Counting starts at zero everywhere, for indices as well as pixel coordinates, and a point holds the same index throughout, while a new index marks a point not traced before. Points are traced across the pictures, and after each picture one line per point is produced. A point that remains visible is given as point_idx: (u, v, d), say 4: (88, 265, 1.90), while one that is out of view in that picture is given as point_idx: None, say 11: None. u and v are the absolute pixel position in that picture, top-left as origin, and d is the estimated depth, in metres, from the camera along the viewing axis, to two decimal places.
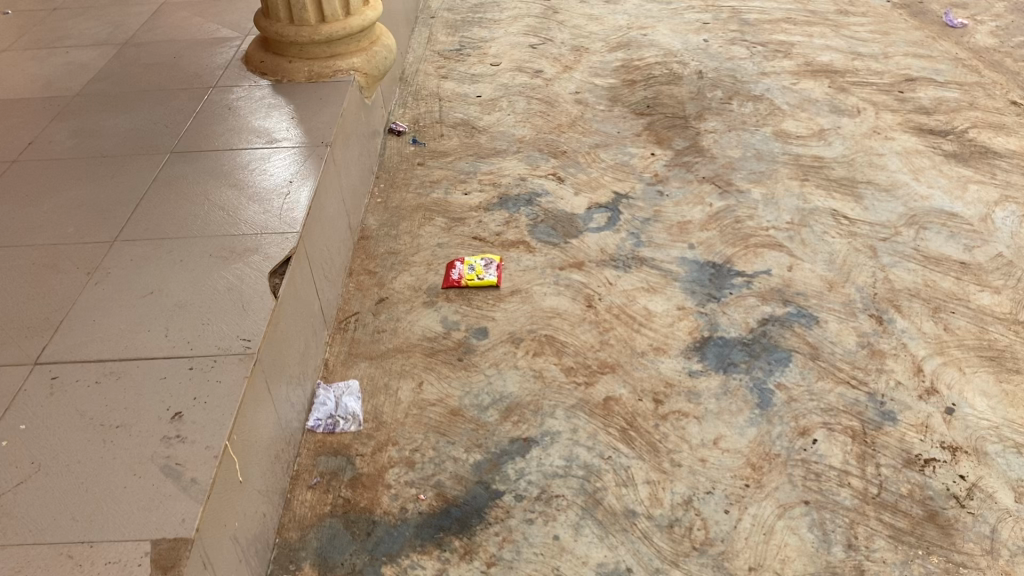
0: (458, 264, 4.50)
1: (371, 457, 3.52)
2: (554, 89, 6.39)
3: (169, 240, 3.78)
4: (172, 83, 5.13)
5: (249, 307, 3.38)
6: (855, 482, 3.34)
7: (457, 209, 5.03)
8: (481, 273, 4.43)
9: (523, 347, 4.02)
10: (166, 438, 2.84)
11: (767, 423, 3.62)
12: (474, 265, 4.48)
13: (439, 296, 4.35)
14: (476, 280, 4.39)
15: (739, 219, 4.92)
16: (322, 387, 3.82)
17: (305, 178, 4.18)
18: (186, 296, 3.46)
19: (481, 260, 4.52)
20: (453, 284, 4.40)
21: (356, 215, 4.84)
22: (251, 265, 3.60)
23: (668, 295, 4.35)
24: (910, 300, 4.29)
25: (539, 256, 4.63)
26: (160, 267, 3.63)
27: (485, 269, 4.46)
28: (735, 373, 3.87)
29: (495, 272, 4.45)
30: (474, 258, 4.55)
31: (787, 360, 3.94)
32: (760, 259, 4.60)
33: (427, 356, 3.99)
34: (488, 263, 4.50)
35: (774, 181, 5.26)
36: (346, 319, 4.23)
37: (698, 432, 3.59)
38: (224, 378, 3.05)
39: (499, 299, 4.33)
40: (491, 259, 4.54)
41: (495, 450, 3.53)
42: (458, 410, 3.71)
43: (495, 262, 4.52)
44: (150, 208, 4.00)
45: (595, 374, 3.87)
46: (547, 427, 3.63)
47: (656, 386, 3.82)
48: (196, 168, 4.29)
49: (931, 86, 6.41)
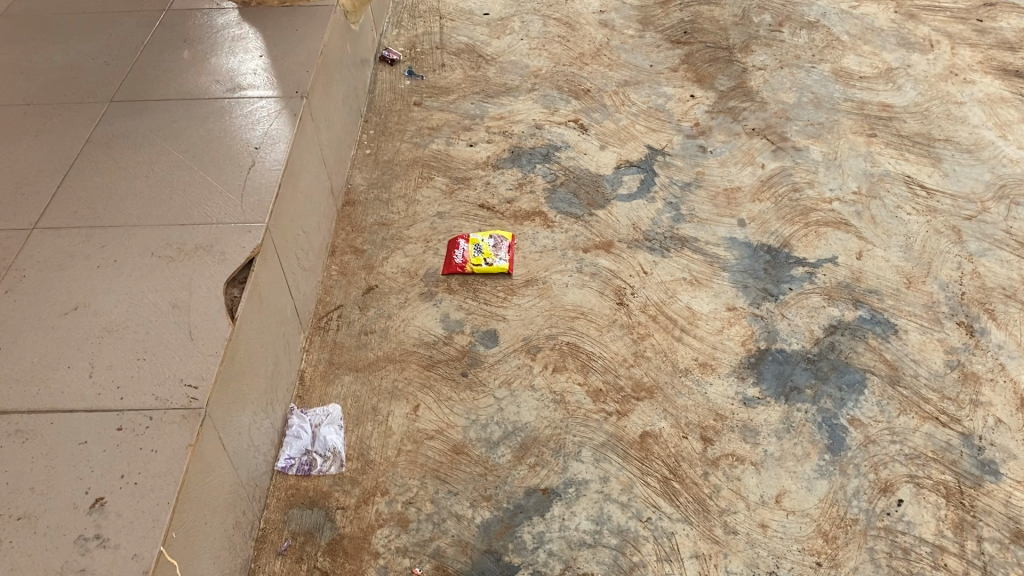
0: (460, 244, 3.74)
1: (354, 512, 2.86)
2: (574, 8, 5.44)
3: (102, 228, 3.00)
4: (116, 3, 4.21)
5: (198, 334, 2.64)
6: (953, 564, 2.72)
7: (461, 167, 4.23)
8: (488, 258, 3.67)
9: (541, 359, 3.32)
10: (81, 541, 2.16)
11: (840, 475, 2.95)
12: (480, 247, 3.72)
13: (439, 287, 3.61)
14: (481, 268, 3.64)
15: (797, 187, 4.14)
16: (295, 413, 3.10)
17: (276, 143, 3.35)
18: (119, 316, 2.71)
19: (488, 238, 3.76)
20: (455, 269, 3.66)
21: (340, 174, 4.02)
22: (201, 271, 2.84)
23: (715, 290, 3.62)
24: (1005, 304, 3.57)
25: (560, 232, 3.86)
26: (88, 269, 2.86)
27: (492, 252, 3.70)
28: (799, 403, 3.18)
29: (505, 256, 3.69)
30: (481, 235, 3.78)
31: (862, 385, 3.25)
32: (824, 242, 3.84)
33: (424, 369, 3.29)
34: (496, 243, 3.74)
35: (836, 137, 4.45)
36: (326, 315, 3.50)
37: (756, 485, 2.93)
38: (161, 448, 2.35)
39: (511, 291, 3.59)
40: (500, 237, 3.77)
41: (508, 507, 2.88)
42: (462, 447, 3.04)
43: (505, 241, 3.75)
44: (81, 181, 3.19)
45: (629, 401, 3.19)
46: (572, 474, 2.96)
47: (703, 418, 3.14)
48: (141, 123, 3.45)
49: (1015, 13, 5.46)
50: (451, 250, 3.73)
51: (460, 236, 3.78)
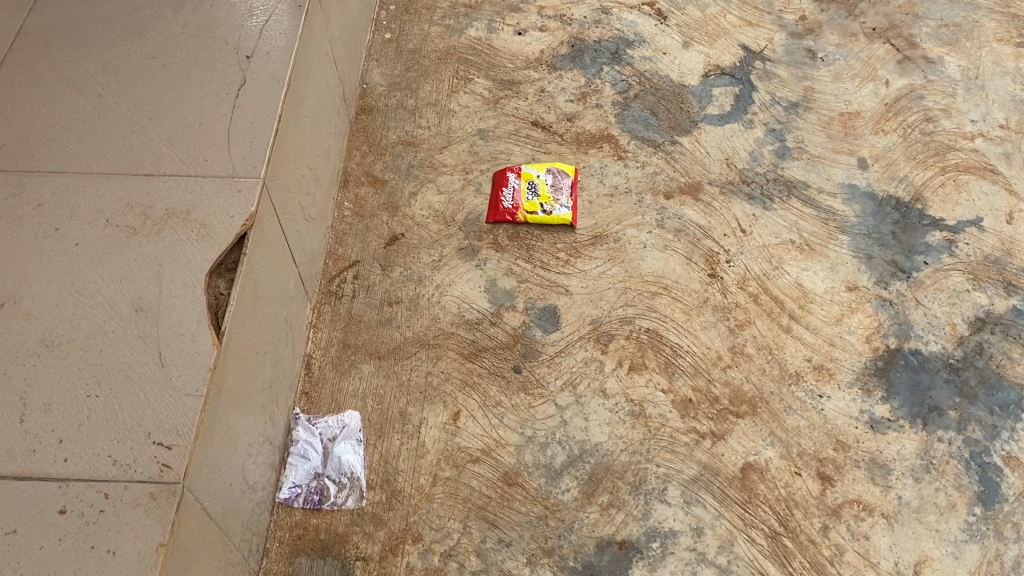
0: (510, 179, 2.96)
1: (379, 567, 2.22)
2: None
3: (38, 175, 2.18)
4: None
5: (170, 359, 1.89)
6: None
7: (508, 65, 3.34)
8: (545, 205, 2.90)
9: (614, 353, 2.62)
10: None
11: (995, 539, 2.33)
12: (535, 186, 2.94)
13: (483, 241, 2.85)
14: (536, 219, 2.88)
15: (930, 115, 3.29)
16: (301, 424, 2.41)
17: (273, 51, 2.46)
18: (61, 321, 1.95)
19: (546, 175, 2.97)
20: (504, 215, 2.89)
21: (354, 73, 3.13)
22: (175, 255, 2.06)
23: (831, 260, 2.86)
24: None
25: (635, 170, 3.06)
26: (19, 240, 2.07)
27: (550, 195, 2.93)
28: (941, 431, 2.51)
29: (568, 202, 2.92)
30: (537, 168, 2.99)
31: (1018, 407, 2.57)
32: (966, 196, 3.05)
33: (466, 360, 2.59)
34: (556, 184, 2.95)
35: (977, 45, 3.53)
36: (338, 274, 2.75)
37: (889, 549, 2.31)
38: (121, 549, 1.67)
39: (575, 252, 2.84)
40: (561, 173, 2.98)
41: (576, 567, 2.24)
42: (516, 476, 2.38)
43: (567, 180, 2.97)
44: (9, 97, 2.33)
45: (727, 419, 2.51)
46: (657, 522, 2.32)
47: (820, 446, 2.48)
48: (91, 7, 2.54)
49: None
50: (498, 187, 2.95)
51: (511, 167, 2.99)
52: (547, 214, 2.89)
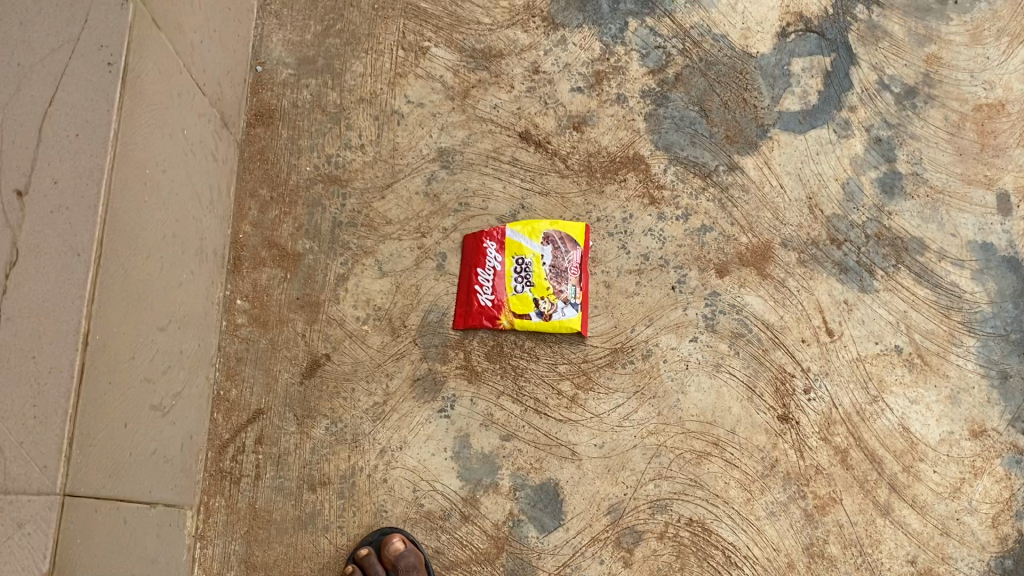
0: (488, 254, 1.95)
1: None
2: None
3: None
4: None
5: None
6: None
7: (480, 18, 2.13)
8: (542, 300, 1.93)
9: (642, 565, 1.84)
10: None
11: None
12: (527, 267, 1.95)
13: (449, 366, 1.91)
14: (529, 325, 1.92)
15: None
16: None
17: (65, 174, 1.35)
18: None
19: (542, 245, 1.96)
20: (478, 321, 1.92)
21: (235, 63, 1.95)
22: None
23: (952, 386, 1.99)
24: None
25: (674, 223, 2.05)
26: None
27: (551, 282, 1.94)
28: None
29: (576, 294, 1.94)
30: (528, 232, 1.97)
31: None
32: None
33: None
34: (558, 260, 1.95)
35: None
36: (234, 437, 1.84)
37: None
38: None
39: (585, 380, 1.92)
40: (565, 241, 1.97)
41: None
42: None
43: (576, 252, 1.96)
44: None
45: None
46: None
47: None
48: None
49: None
50: (470, 266, 1.95)
51: (490, 231, 1.96)
52: (545, 317, 1.92)
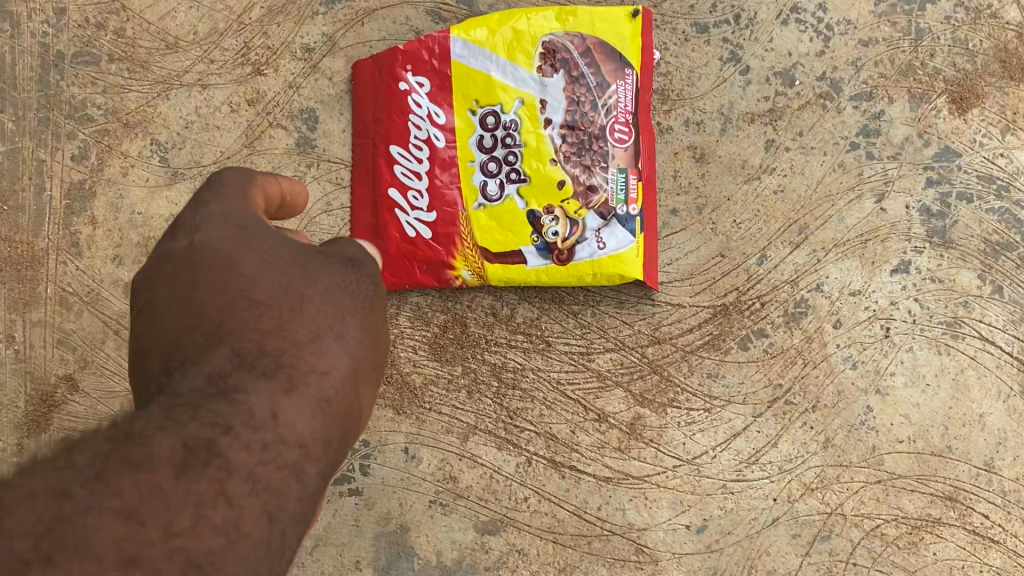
0: (412, 110, 0.82)
1: None
2: None
3: None
4: None
5: None
6: None
7: None
8: (547, 215, 0.81)
9: None
10: None
11: None
12: (506, 132, 0.81)
13: None
14: (519, 276, 0.82)
15: None
16: None
17: None
18: None
19: (542, 74, 0.80)
20: (414, 275, 0.83)
21: None
22: None
23: None
24: None
25: None
26: None
27: (564, 169, 0.80)
28: None
29: (628, 190, 0.80)
30: (506, 43, 0.81)
31: None
32: None
33: None
34: (582, 109, 0.80)
35: None
36: None
37: None
38: None
39: (661, 386, 0.86)
40: (599, 58, 0.80)
41: None
42: None
43: (625, 84, 0.80)
44: None
45: None
46: None
47: None
48: None
49: None
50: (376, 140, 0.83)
51: (411, 51, 0.82)
52: (556, 253, 0.81)
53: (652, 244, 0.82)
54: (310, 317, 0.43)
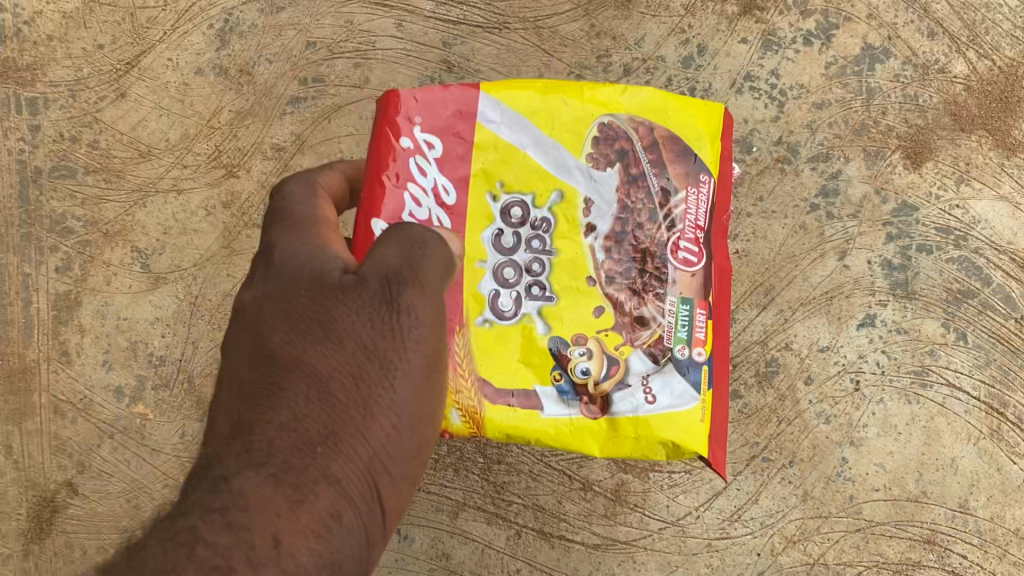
0: (415, 178, 0.59)
1: None
2: None
3: None
4: None
5: None
6: None
7: None
8: (576, 347, 0.60)
9: None
10: None
11: None
12: (535, 233, 0.60)
13: None
14: (520, 424, 0.59)
15: None
16: None
17: None
18: None
19: (592, 165, 0.60)
20: None
21: None
22: None
23: None
24: None
25: (800, 55, 0.90)
26: None
27: (609, 292, 0.60)
28: None
29: (693, 326, 0.60)
30: (544, 116, 0.61)
31: None
32: None
33: None
34: (638, 212, 0.61)
35: None
36: None
37: None
38: None
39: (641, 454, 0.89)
40: (667, 157, 0.61)
41: None
42: None
43: (698, 194, 0.61)
44: None
45: None
46: None
47: None
48: None
49: None
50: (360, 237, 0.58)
51: (404, 103, 0.60)
52: (586, 404, 0.59)
53: (720, 406, 0.60)
54: (345, 365, 0.41)
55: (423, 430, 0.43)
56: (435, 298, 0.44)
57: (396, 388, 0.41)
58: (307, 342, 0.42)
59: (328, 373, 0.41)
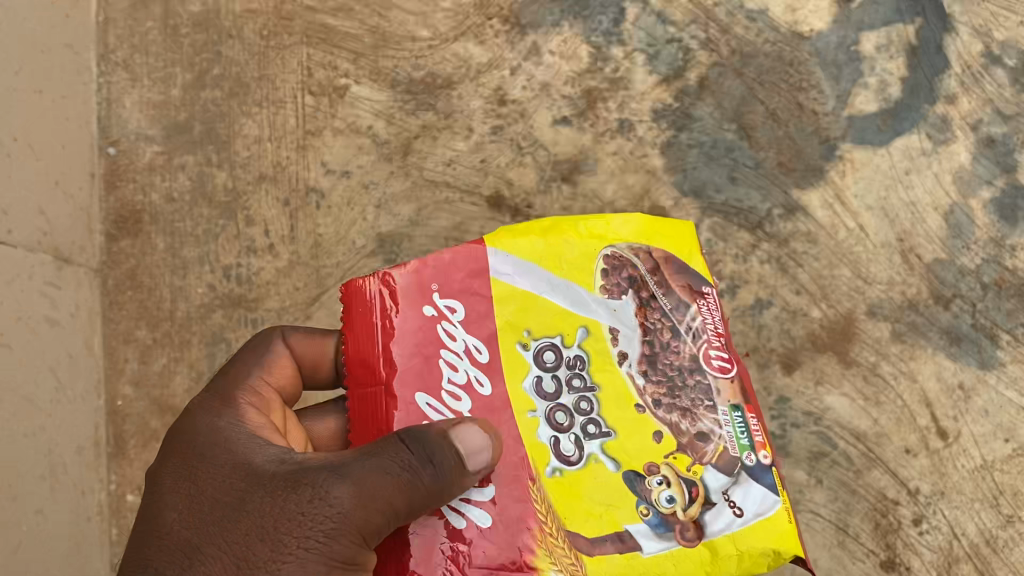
0: (448, 344, 0.95)
1: None
2: None
3: None
4: None
5: None
6: None
7: (420, 35, 1.53)
8: (654, 479, 0.91)
9: None
10: None
11: None
12: (571, 369, 0.96)
13: None
14: (622, 568, 0.88)
15: None
16: None
17: None
18: None
19: (609, 300, 0.99)
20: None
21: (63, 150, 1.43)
22: None
23: None
24: None
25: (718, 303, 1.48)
26: None
27: (661, 420, 0.94)
28: None
29: (750, 436, 0.94)
30: (553, 259, 0.99)
31: None
32: None
33: None
34: (659, 332, 0.98)
35: None
36: None
37: None
38: None
39: None
40: (669, 281, 1.01)
41: None
42: None
43: (706, 304, 1.00)
44: None
45: None
46: None
47: None
48: None
49: None
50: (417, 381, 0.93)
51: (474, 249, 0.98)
52: (679, 532, 0.89)
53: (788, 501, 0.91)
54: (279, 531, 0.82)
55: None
56: (359, 497, 0.84)
57: (290, 562, 0.81)
58: (247, 516, 0.84)
59: (261, 542, 0.82)
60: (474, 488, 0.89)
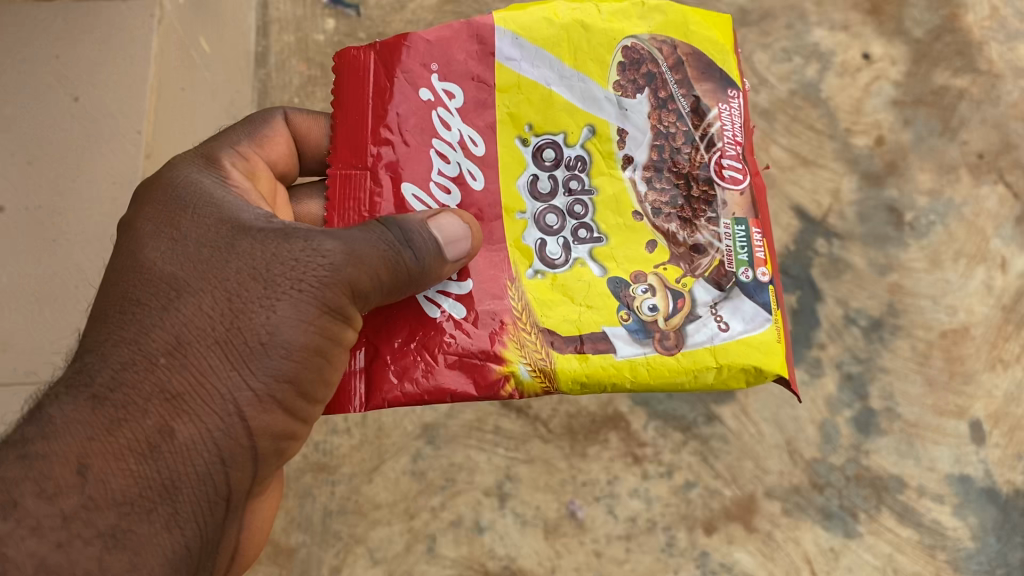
0: (444, 131, 1.32)
1: None
2: None
3: None
4: None
5: None
6: None
7: None
8: (639, 284, 1.28)
9: None
10: None
11: None
12: (571, 164, 1.33)
13: None
14: (579, 364, 1.22)
15: None
16: None
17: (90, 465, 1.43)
18: None
19: (616, 93, 1.35)
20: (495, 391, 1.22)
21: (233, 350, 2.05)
22: None
23: None
24: None
25: (658, 482, 2.14)
26: None
27: (660, 216, 1.31)
28: None
29: (755, 255, 1.30)
30: (568, 48, 1.35)
31: None
32: None
33: None
34: (672, 135, 1.35)
35: None
36: None
37: None
38: None
39: None
40: (688, 80, 1.37)
41: None
42: None
43: (727, 105, 1.37)
44: None
45: None
46: None
47: None
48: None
49: None
50: (418, 176, 1.31)
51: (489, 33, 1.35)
52: (659, 339, 1.24)
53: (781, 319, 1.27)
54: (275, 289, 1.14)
55: (289, 331, 1.12)
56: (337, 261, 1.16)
57: (270, 309, 1.13)
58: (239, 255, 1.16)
59: (252, 279, 1.14)
60: (453, 281, 1.27)
